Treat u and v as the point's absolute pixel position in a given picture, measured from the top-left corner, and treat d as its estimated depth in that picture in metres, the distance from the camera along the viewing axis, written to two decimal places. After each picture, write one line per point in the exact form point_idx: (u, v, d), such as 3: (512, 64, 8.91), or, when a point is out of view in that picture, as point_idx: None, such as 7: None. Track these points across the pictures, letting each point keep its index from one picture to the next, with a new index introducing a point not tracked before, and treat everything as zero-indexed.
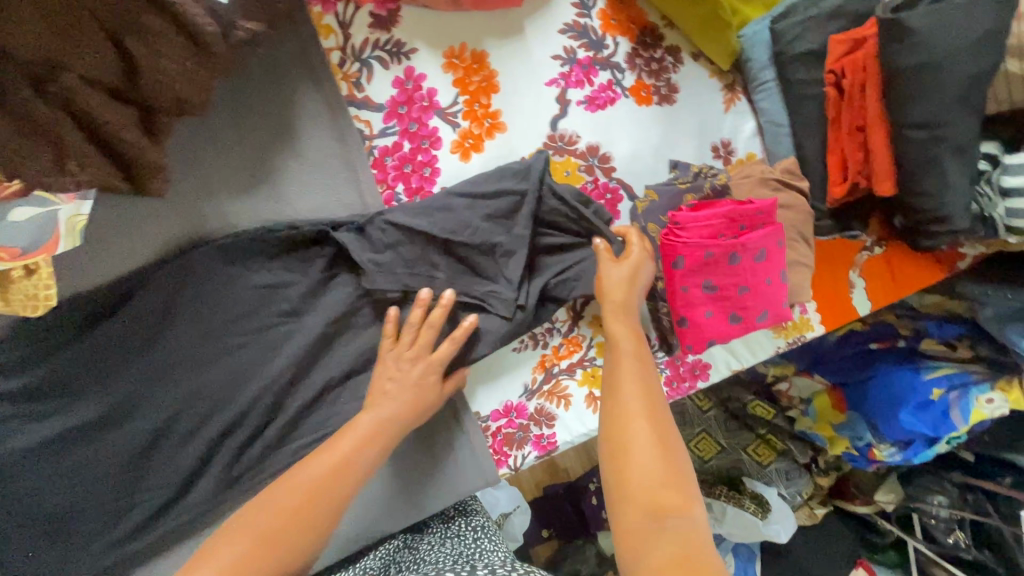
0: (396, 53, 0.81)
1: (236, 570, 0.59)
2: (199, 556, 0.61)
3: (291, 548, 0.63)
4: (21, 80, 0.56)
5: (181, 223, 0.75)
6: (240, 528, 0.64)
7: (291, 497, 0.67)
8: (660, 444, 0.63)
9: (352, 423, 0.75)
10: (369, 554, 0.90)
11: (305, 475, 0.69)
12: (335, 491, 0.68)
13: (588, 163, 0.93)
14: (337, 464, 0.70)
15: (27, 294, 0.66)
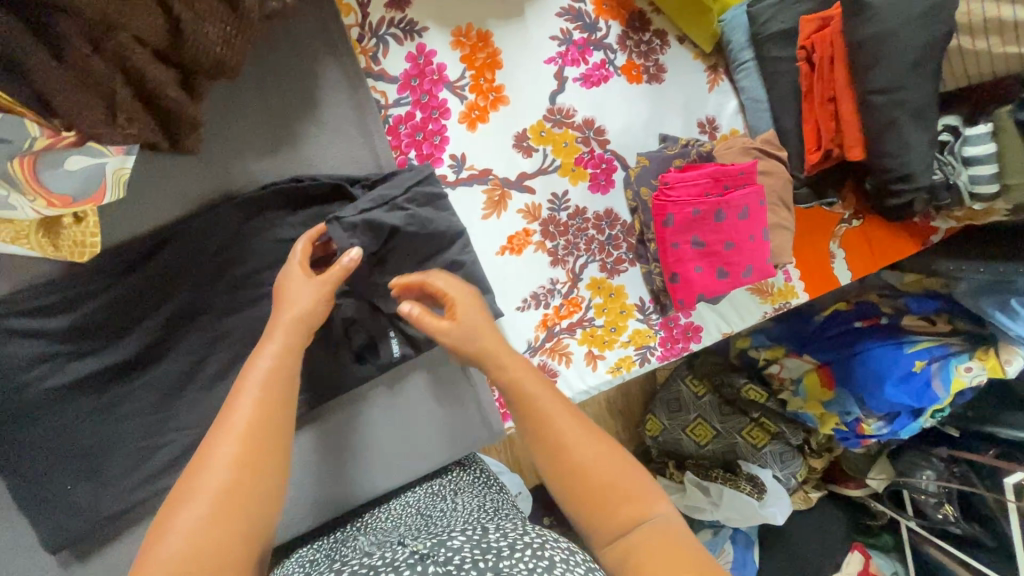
0: (409, 31, 0.90)
1: (200, 534, 0.52)
2: (152, 537, 0.52)
3: (260, 491, 0.57)
4: (81, 39, 0.63)
5: (212, 180, 0.82)
6: (187, 491, 0.55)
7: (228, 458, 0.57)
8: (605, 445, 0.67)
9: (251, 366, 0.66)
10: (380, 508, 0.92)
11: (223, 450, 0.58)
12: (269, 437, 0.60)
13: (584, 135, 1.01)
14: (260, 399, 0.62)
15: (75, 240, 0.73)
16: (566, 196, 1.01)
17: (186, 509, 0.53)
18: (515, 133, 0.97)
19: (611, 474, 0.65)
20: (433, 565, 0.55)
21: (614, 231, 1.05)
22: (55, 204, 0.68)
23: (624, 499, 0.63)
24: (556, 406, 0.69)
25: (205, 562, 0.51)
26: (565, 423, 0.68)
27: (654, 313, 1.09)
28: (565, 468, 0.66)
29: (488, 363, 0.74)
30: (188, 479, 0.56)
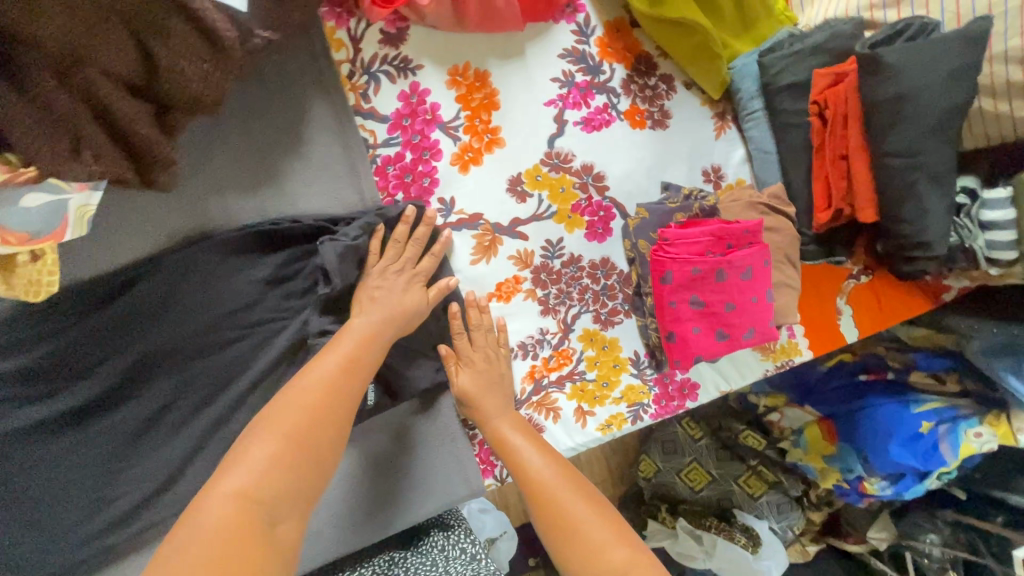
0: (403, 68, 0.85)
1: (274, 461, 0.61)
2: (231, 454, 0.61)
3: (324, 440, 0.65)
4: (46, 72, 0.59)
5: (187, 218, 0.78)
6: (269, 420, 0.64)
7: (308, 402, 0.66)
8: (596, 505, 0.76)
9: (336, 338, 0.74)
10: (354, 569, 0.89)
11: (296, 407, 0.66)
12: (341, 400, 0.68)
13: (582, 181, 0.97)
14: (338, 369, 0.70)
15: (29, 280, 0.68)
16: (561, 243, 0.97)
17: (259, 446, 0.61)
18: (510, 177, 0.93)
19: (597, 526, 0.74)
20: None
21: (610, 281, 1.00)
22: (10, 242, 0.64)
23: (614, 549, 0.71)
24: (549, 466, 0.80)
25: (271, 502, 0.59)
26: (554, 481, 0.79)
27: (648, 367, 1.04)
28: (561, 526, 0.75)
29: (485, 425, 0.86)
30: (257, 428, 0.63)
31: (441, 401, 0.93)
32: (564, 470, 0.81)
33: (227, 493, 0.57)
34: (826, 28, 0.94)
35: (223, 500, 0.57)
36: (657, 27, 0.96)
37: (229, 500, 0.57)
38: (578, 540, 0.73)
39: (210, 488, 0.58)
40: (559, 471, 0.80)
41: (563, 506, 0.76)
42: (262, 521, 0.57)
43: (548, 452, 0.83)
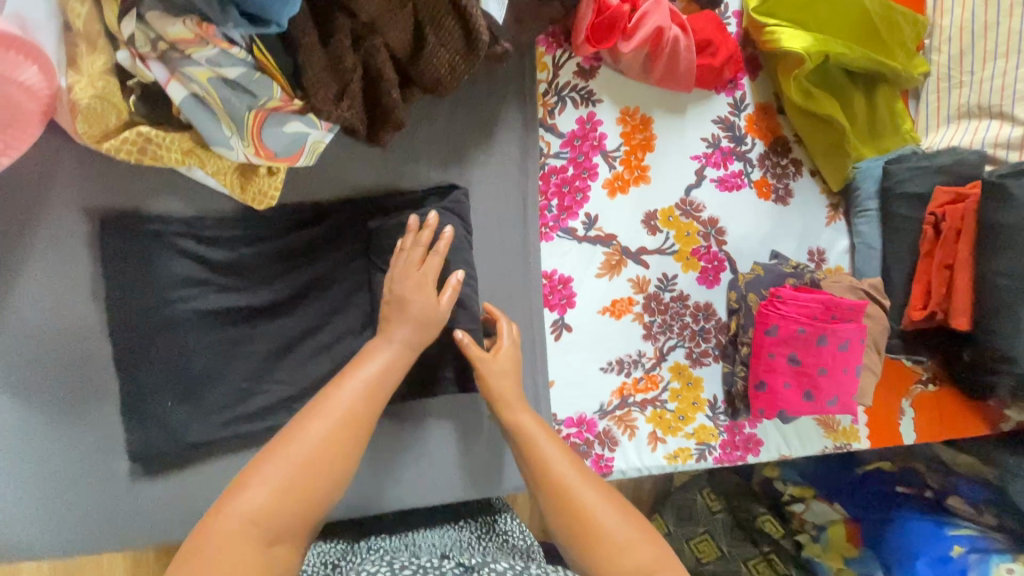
0: (586, 99, 0.99)
1: (291, 482, 0.61)
2: (248, 472, 0.61)
3: (340, 461, 0.64)
4: (347, 35, 0.75)
5: (385, 174, 0.91)
6: (288, 442, 0.63)
7: (331, 424, 0.65)
8: (609, 493, 0.70)
9: (363, 359, 0.74)
10: (424, 533, 0.96)
11: (319, 427, 0.65)
12: (361, 423, 0.67)
13: (706, 231, 1.08)
14: (366, 392, 0.70)
15: (261, 190, 0.82)
16: (674, 279, 1.07)
17: (255, 485, 0.59)
18: (647, 211, 1.04)
19: (618, 527, 0.66)
20: None
21: (707, 324, 1.09)
22: (260, 153, 0.78)
23: (638, 553, 0.64)
24: (554, 447, 0.75)
25: (276, 524, 0.59)
26: (558, 459, 0.73)
27: (722, 413, 1.11)
28: (570, 515, 0.68)
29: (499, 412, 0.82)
30: (277, 443, 0.63)
31: (538, 395, 1.00)
32: (567, 451, 0.75)
33: (237, 513, 0.57)
34: (951, 153, 1.05)
35: (242, 511, 0.57)
36: (801, 117, 1.09)
37: (236, 521, 0.57)
38: (586, 533, 0.66)
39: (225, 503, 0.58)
40: (567, 454, 0.75)
41: (568, 491, 0.70)
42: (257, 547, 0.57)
43: (566, 446, 0.76)
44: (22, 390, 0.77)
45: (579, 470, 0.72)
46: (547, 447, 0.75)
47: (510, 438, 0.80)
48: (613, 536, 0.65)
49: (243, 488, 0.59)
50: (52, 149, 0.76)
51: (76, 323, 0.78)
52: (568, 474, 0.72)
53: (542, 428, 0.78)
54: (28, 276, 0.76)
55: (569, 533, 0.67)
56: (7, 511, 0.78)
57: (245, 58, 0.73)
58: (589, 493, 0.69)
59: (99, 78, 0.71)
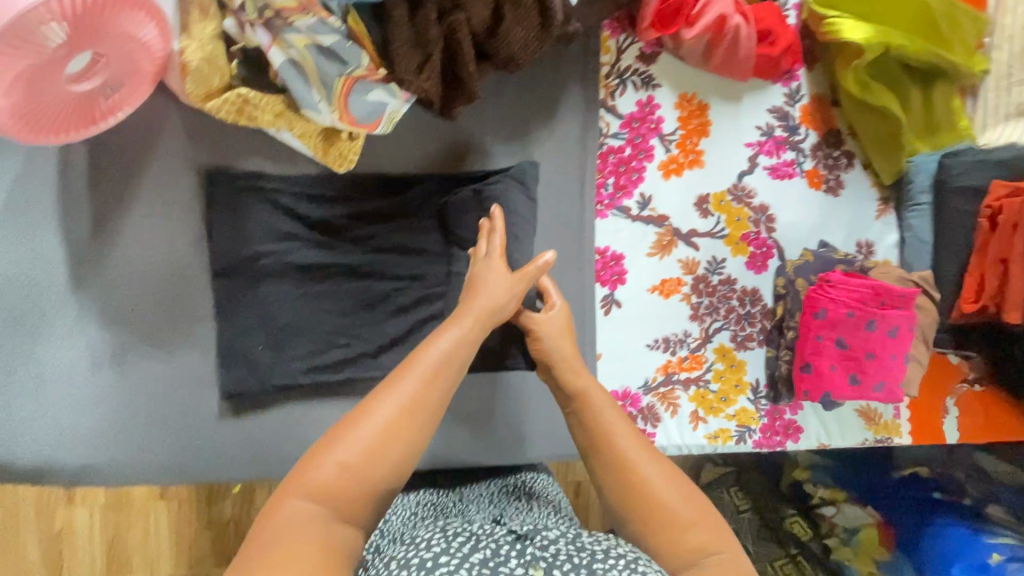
0: (646, 83, 1.03)
1: (364, 457, 0.61)
2: (325, 441, 0.62)
3: (410, 438, 0.63)
4: (433, 10, 0.80)
5: (453, 146, 0.95)
6: (361, 417, 0.63)
7: (401, 401, 0.64)
8: (675, 475, 0.69)
9: (428, 343, 0.70)
10: (471, 487, 0.99)
11: (390, 405, 0.64)
12: (423, 409, 0.65)
13: (756, 217, 1.10)
14: (436, 371, 0.67)
15: (341, 153, 0.88)
16: (723, 262, 1.09)
17: (332, 455, 0.61)
18: (699, 194, 1.07)
19: (681, 506, 0.66)
20: (531, 549, 0.58)
21: (753, 309, 1.11)
22: (344, 119, 0.84)
23: (699, 534, 0.64)
24: (620, 422, 0.73)
25: (348, 498, 0.60)
26: (624, 435, 0.72)
27: (764, 397, 1.13)
28: (633, 492, 0.67)
29: (559, 378, 0.80)
30: (343, 427, 0.63)
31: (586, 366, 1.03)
32: (633, 428, 0.73)
33: (304, 489, 0.59)
34: (1011, 149, 1.05)
35: (319, 479, 0.60)
36: (856, 110, 1.10)
37: (303, 497, 0.59)
38: (650, 510, 0.66)
39: (294, 479, 0.60)
40: (634, 431, 0.73)
41: (633, 467, 0.68)
42: (331, 516, 0.59)
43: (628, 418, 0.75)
44: (122, 326, 0.84)
45: (646, 450, 0.70)
46: (612, 422, 0.73)
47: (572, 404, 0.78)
48: (677, 518, 0.65)
49: (320, 456, 0.61)
50: (161, 108, 0.84)
51: (172, 268, 0.85)
52: (634, 451, 0.70)
53: (608, 402, 0.76)
54: (133, 222, 0.84)
55: (627, 506, 0.67)
56: (100, 437, 0.85)
57: (339, 28, 0.79)
58: (654, 473, 0.68)
59: (209, 42, 0.77)
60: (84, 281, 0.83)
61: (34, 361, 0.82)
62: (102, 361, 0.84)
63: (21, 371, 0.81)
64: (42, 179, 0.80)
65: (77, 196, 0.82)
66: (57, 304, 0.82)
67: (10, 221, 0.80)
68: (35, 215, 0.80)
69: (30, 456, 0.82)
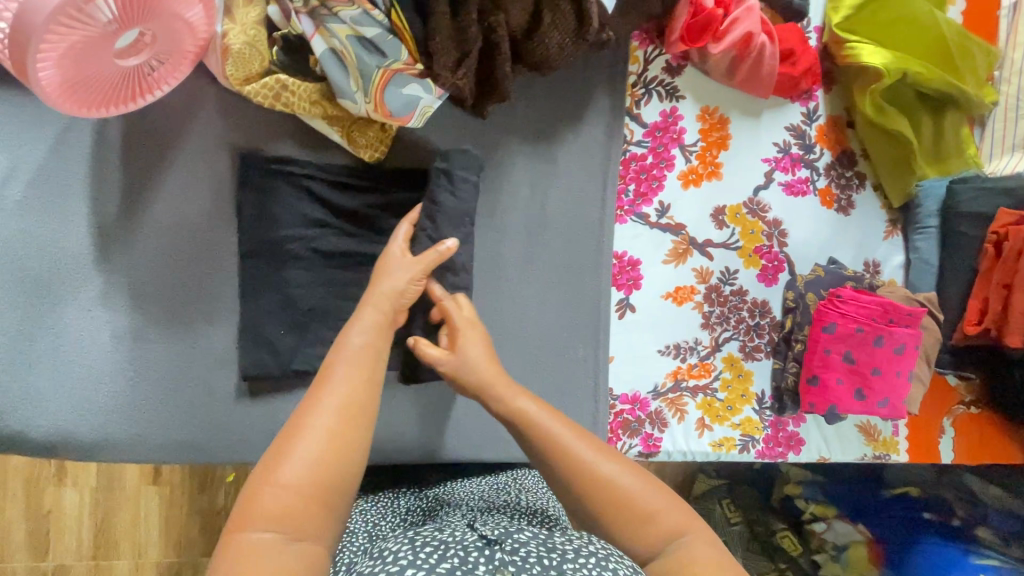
0: (670, 94, 1.05)
1: (312, 471, 0.61)
2: (270, 463, 0.61)
3: (351, 440, 0.65)
4: (474, 9, 0.81)
5: (480, 143, 0.97)
6: (299, 428, 0.64)
7: (335, 405, 0.66)
8: (626, 467, 0.71)
9: (343, 342, 0.75)
10: (456, 484, 1.01)
11: (325, 412, 0.65)
12: (359, 414, 0.67)
13: (770, 231, 1.13)
14: (359, 366, 0.71)
15: (371, 142, 0.90)
16: (736, 273, 1.12)
17: (280, 475, 0.60)
18: (716, 206, 1.10)
19: (644, 496, 0.68)
20: (502, 555, 0.58)
21: (762, 321, 1.14)
22: (379, 111, 0.85)
23: (666, 519, 0.67)
24: (561, 426, 0.74)
25: (303, 519, 0.59)
26: (567, 439, 0.73)
27: (768, 408, 1.15)
28: (590, 488, 0.69)
29: (495, 403, 0.80)
30: (281, 446, 0.63)
31: (598, 368, 1.04)
32: (575, 431, 0.75)
33: (259, 520, 0.57)
34: (1018, 178, 1.08)
35: (271, 504, 0.58)
36: (870, 132, 1.13)
37: (260, 528, 0.57)
38: (610, 506, 0.68)
39: (245, 512, 0.58)
40: (577, 433, 0.74)
41: (582, 467, 0.70)
42: (291, 539, 0.57)
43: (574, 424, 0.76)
44: (146, 302, 0.85)
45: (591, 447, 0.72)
46: (553, 427, 0.74)
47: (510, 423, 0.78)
48: (637, 506, 0.68)
49: (268, 482, 0.60)
50: (199, 90, 0.85)
51: (199, 247, 0.86)
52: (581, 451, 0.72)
53: (546, 412, 0.77)
54: (163, 199, 0.84)
55: (593, 507, 0.69)
56: (115, 411, 0.85)
57: (382, 21, 0.81)
58: (603, 466, 0.70)
59: (251, 27, 0.79)
60: (111, 255, 0.83)
61: (56, 332, 0.81)
62: (124, 336, 0.84)
63: (41, 341, 0.81)
64: (76, 153, 0.81)
65: (108, 170, 0.82)
66: (82, 275, 0.82)
67: (39, 190, 0.79)
68: (65, 186, 0.80)
69: (45, 427, 0.82)
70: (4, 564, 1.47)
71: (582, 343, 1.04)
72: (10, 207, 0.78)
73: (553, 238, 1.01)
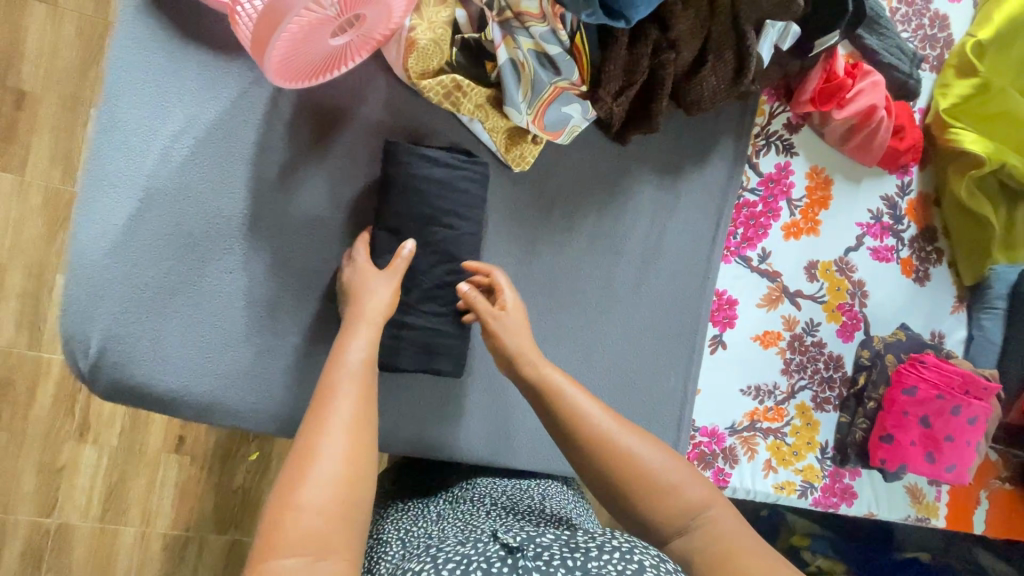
0: (786, 149, 1.12)
1: (334, 488, 0.56)
2: (283, 481, 0.56)
3: (367, 454, 0.60)
4: (650, 45, 0.86)
5: (613, 167, 1.01)
6: (309, 440, 0.59)
7: (348, 412, 0.62)
8: (650, 441, 0.74)
9: (340, 358, 0.69)
10: (487, 485, 0.94)
11: (337, 420, 0.61)
12: (368, 423, 0.63)
13: (853, 290, 1.18)
14: (362, 375, 0.67)
15: (520, 153, 0.93)
16: (819, 326, 1.17)
17: (305, 488, 0.55)
18: (811, 260, 1.15)
19: (665, 467, 0.71)
20: (523, 561, 0.57)
21: (835, 374, 1.18)
22: (538, 124, 0.88)
23: (689, 490, 0.70)
24: (588, 401, 0.76)
25: (331, 537, 0.54)
26: (595, 414, 0.75)
27: (829, 458, 1.19)
28: (621, 466, 0.71)
29: (520, 367, 0.81)
30: (295, 463, 0.57)
31: (685, 398, 1.07)
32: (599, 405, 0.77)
33: (286, 546, 0.53)
34: None
35: (294, 522, 0.54)
36: (955, 212, 1.21)
37: (289, 552, 0.53)
38: (639, 478, 0.71)
39: (267, 540, 0.53)
40: (602, 409, 0.76)
41: (611, 440, 0.73)
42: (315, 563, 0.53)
43: (591, 394, 0.78)
44: (286, 273, 0.86)
45: (618, 423, 0.74)
46: (576, 400, 0.76)
47: (531, 390, 0.80)
48: (668, 480, 0.70)
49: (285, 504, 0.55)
50: (373, 78, 0.88)
51: (345, 225, 0.88)
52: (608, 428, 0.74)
53: (571, 383, 0.79)
54: (321, 175, 0.86)
55: (615, 477, 0.72)
56: (234, 379, 0.84)
57: (564, 41, 0.84)
58: (631, 439, 0.73)
59: (440, 25, 0.82)
60: (262, 222, 0.84)
61: (197, 290, 0.81)
62: (259, 302, 0.85)
63: (180, 297, 0.81)
64: (249, 118, 0.82)
65: (276, 139, 0.84)
66: (228, 238, 0.82)
67: (208, 147, 0.81)
68: (232, 148, 0.82)
69: (167, 381, 0.80)
70: (6, 515, 1.33)
71: (675, 372, 1.07)
72: (180, 159, 0.80)
73: (664, 267, 1.05)
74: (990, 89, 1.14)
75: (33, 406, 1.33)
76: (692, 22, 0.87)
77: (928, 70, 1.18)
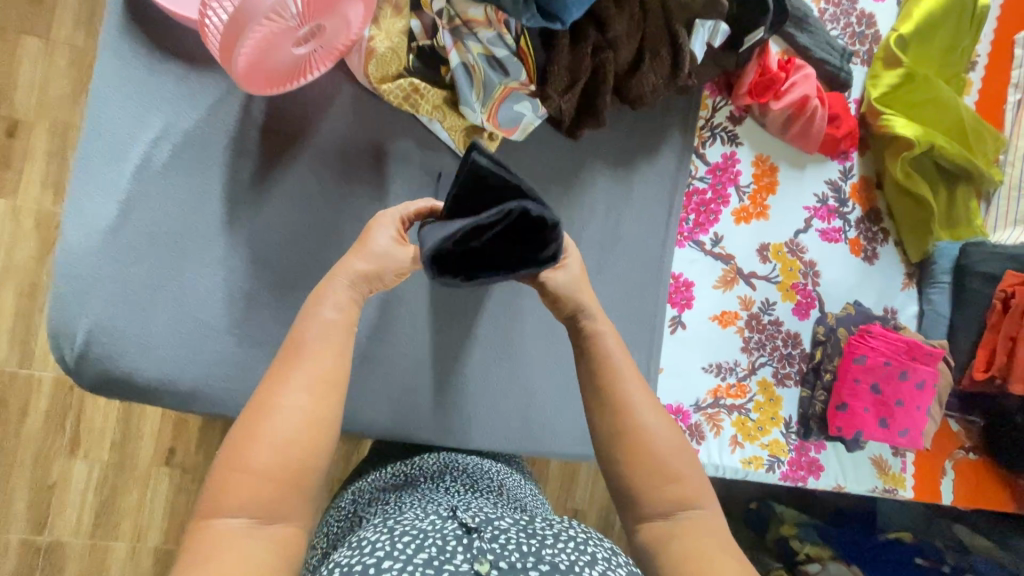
0: (731, 140, 1.20)
1: (282, 452, 0.61)
2: (236, 443, 0.62)
3: (322, 424, 0.64)
4: (590, 45, 0.95)
5: (568, 159, 1.08)
6: (267, 400, 0.63)
7: (308, 378, 0.65)
8: (672, 431, 0.72)
9: (314, 315, 0.70)
10: (431, 455, 0.98)
11: (298, 385, 0.65)
12: (333, 388, 0.66)
13: (806, 270, 1.25)
14: (329, 336, 0.69)
15: None
16: (774, 305, 1.23)
17: (254, 452, 0.61)
18: (762, 242, 1.22)
19: (673, 459, 0.70)
20: (481, 543, 0.58)
21: (794, 351, 1.24)
22: (493, 121, 0.96)
23: (686, 487, 0.70)
24: (628, 368, 0.75)
25: (275, 501, 0.60)
26: (629, 384, 0.73)
27: (794, 433, 1.24)
28: (632, 442, 0.71)
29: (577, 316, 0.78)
30: (251, 424, 0.62)
31: (648, 376, 1.12)
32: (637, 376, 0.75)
33: (232, 505, 0.59)
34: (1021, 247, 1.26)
35: (240, 484, 0.60)
36: (896, 194, 1.28)
37: (234, 512, 0.59)
38: (644, 457, 0.70)
39: (217, 496, 0.59)
40: (638, 381, 0.74)
41: (633, 414, 0.72)
42: (258, 524, 0.59)
43: (632, 364, 0.76)
44: (260, 267, 0.91)
45: (647, 402, 0.73)
46: (616, 363, 0.75)
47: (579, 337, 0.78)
48: (669, 471, 0.70)
49: (233, 467, 0.60)
50: (339, 85, 0.96)
51: (314, 220, 0.94)
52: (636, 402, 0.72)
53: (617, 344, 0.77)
54: (292, 175, 0.93)
55: (620, 448, 0.71)
56: (211, 370, 0.89)
57: (510, 44, 0.93)
58: (653, 421, 0.71)
59: (396, 35, 0.91)
60: (238, 219, 0.90)
61: (176, 286, 0.87)
62: (237, 295, 0.90)
63: (161, 294, 0.86)
64: (223, 125, 0.90)
65: (250, 144, 0.91)
66: (208, 237, 0.89)
67: (186, 153, 0.88)
68: (209, 153, 0.89)
69: (151, 372, 0.86)
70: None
71: (638, 352, 1.12)
72: (161, 165, 0.86)
73: (622, 253, 1.12)
74: (916, 77, 1.23)
75: (25, 422, 1.36)
76: (626, 23, 0.96)
77: (857, 63, 1.27)
